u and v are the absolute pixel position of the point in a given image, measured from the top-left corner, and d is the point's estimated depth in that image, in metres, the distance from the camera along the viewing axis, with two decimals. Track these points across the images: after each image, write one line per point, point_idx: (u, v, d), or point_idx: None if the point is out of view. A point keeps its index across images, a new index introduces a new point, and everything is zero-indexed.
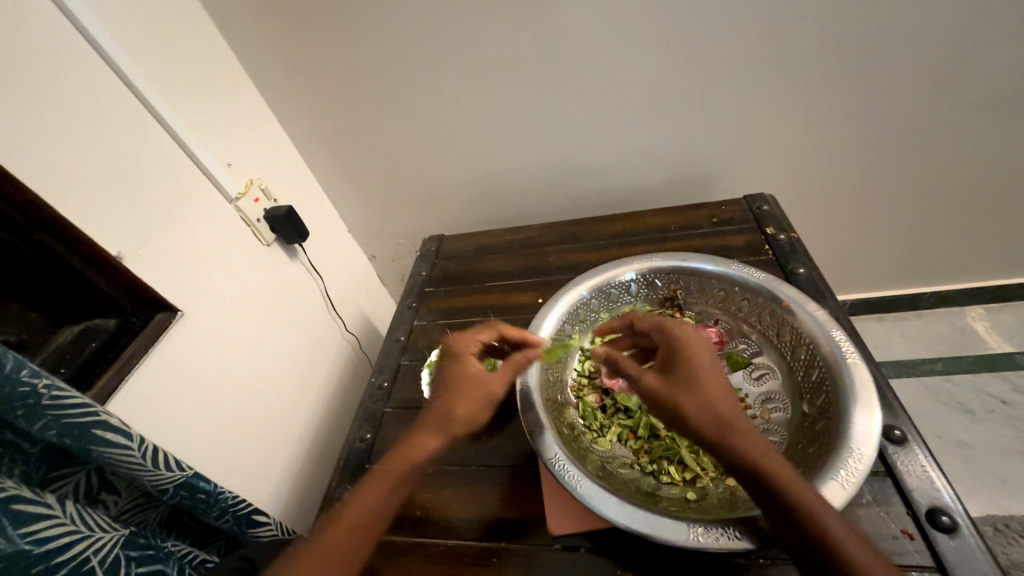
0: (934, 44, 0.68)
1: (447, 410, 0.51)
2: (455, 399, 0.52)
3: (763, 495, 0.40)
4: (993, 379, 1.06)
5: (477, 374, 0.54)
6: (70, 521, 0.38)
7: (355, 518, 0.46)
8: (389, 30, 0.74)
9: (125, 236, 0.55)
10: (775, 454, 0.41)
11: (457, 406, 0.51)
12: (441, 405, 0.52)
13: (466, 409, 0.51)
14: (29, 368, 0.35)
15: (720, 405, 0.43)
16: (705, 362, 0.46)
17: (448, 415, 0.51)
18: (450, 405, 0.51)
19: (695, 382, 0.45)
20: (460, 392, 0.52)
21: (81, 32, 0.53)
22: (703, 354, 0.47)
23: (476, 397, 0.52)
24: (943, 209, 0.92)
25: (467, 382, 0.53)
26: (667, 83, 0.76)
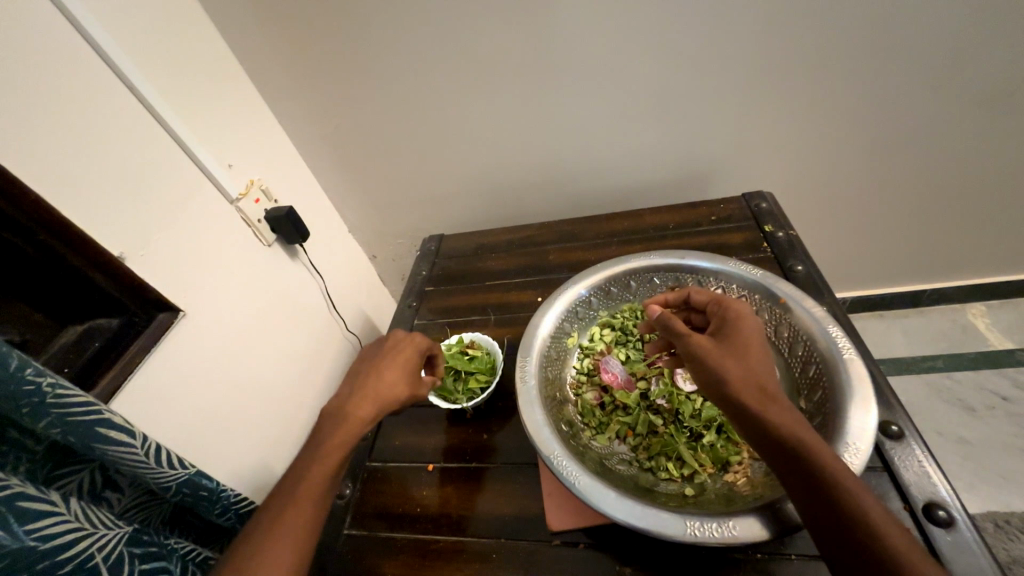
0: (932, 42, 0.69)
1: (388, 390, 0.53)
2: (391, 381, 0.53)
3: (802, 471, 0.39)
4: (994, 375, 1.06)
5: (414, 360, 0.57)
6: (74, 518, 0.39)
7: (314, 484, 0.46)
8: (388, 31, 0.75)
9: (127, 237, 0.56)
10: (817, 435, 0.40)
11: (397, 389, 0.53)
12: (381, 384, 0.53)
13: (403, 391, 0.54)
14: (33, 366, 0.36)
15: (765, 377, 0.43)
16: (759, 336, 0.47)
17: (389, 396, 0.52)
18: (389, 386, 0.53)
19: (745, 350, 0.45)
20: (397, 376, 0.54)
21: (82, 34, 0.54)
22: (756, 327, 0.47)
23: (405, 378, 0.55)
24: (942, 206, 0.92)
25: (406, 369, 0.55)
26: (665, 82, 0.76)
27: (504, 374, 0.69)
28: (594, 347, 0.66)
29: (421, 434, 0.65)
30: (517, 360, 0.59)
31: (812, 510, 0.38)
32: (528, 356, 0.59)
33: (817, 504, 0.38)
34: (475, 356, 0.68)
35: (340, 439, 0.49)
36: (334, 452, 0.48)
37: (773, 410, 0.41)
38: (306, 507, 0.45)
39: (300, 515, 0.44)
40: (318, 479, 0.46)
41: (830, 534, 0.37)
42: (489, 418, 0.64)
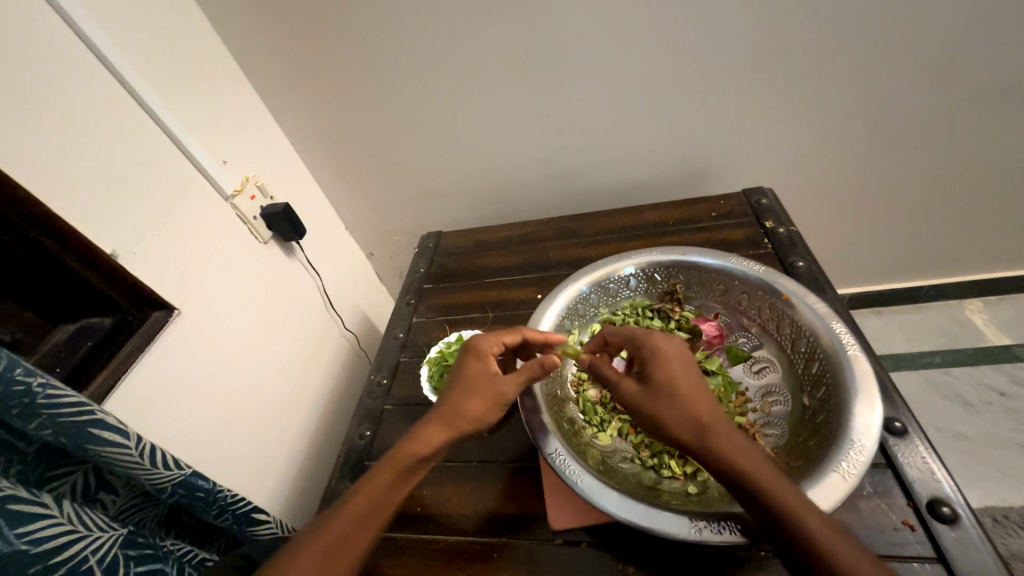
0: (934, 36, 0.68)
1: (458, 406, 0.51)
2: (465, 396, 0.51)
3: (750, 501, 0.39)
4: (992, 371, 1.06)
5: (489, 377, 0.52)
6: (67, 521, 0.38)
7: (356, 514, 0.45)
8: (385, 26, 0.74)
9: (120, 235, 0.55)
10: (757, 459, 0.40)
11: (468, 404, 0.51)
12: (454, 400, 0.51)
13: (479, 406, 0.51)
14: (22, 366, 0.35)
15: (696, 409, 0.43)
16: (686, 371, 0.46)
17: (459, 413, 0.50)
18: (460, 401, 0.51)
19: (665, 389, 0.45)
20: (471, 389, 0.52)
21: (72, 27, 0.52)
22: (680, 361, 0.46)
23: (484, 399, 0.51)
24: (942, 202, 0.91)
25: (480, 379, 0.52)
26: (666, 77, 0.75)
27: None
28: None
29: None
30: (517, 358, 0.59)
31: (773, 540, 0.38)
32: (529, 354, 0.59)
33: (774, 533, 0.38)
34: None
35: (381, 477, 0.47)
36: (366, 494, 0.46)
37: (709, 454, 0.41)
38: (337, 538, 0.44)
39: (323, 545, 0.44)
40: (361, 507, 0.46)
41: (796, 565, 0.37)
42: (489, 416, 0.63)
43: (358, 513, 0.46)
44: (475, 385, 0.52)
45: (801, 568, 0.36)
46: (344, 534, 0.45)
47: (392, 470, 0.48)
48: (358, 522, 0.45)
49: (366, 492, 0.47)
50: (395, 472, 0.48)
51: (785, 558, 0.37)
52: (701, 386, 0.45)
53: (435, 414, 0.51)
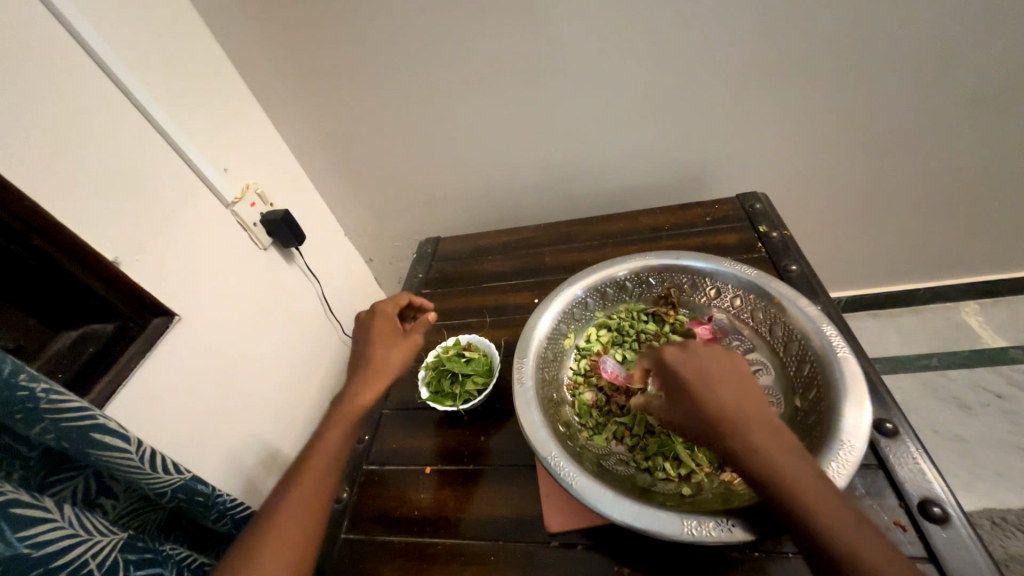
0: (922, 44, 0.69)
1: (387, 359, 0.57)
2: (387, 351, 0.58)
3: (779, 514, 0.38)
4: (989, 373, 1.07)
5: (394, 330, 0.61)
6: (67, 524, 0.39)
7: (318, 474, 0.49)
8: (383, 35, 0.75)
9: (121, 242, 0.56)
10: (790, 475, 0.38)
11: (395, 356, 0.58)
12: (379, 356, 0.57)
13: (401, 357, 0.58)
14: (27, 372, 0.36)
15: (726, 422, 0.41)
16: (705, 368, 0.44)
17: (389, 364, 0.57)
18: (386, 355, 0.58)
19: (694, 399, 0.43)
20: (390, 344, 0.59)
21: (76, 39, 0.54)
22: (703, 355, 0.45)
23: (404, 348, 0.59)
24: (935, 205, 0.92)
25: (394, 334, 0.60)
26: (660, 84, 0.76)
27: (502, 375, 0.69)
28: (590, 348, 0.66)
29: (418, 436, 0.65)
30: (514, 361, 0.60)
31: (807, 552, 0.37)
32: (525, 357, 0.59)
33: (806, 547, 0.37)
34: (472, 358, 0.67)
35: (334, 429, 0.52)
36: (327, 444, 0.51)
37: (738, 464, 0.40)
38: (302, 502, 0.47)
39: (292, 513, 0.46)
40: (317, 470, 0.49)
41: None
42: (486, 420, 0.64)
43: (324, 461, 0.50)
44: (391, 340, 0.59)
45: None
46: (315, 481, 0.48)
47: (342, 425, 0.52)
48: (325, 469, 0.50)
49: (325, 444, 0.51)
50: (348, 419, 0.53)
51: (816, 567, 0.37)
52: (730, 390, 0.42)
53: (367, 372, 0.56)
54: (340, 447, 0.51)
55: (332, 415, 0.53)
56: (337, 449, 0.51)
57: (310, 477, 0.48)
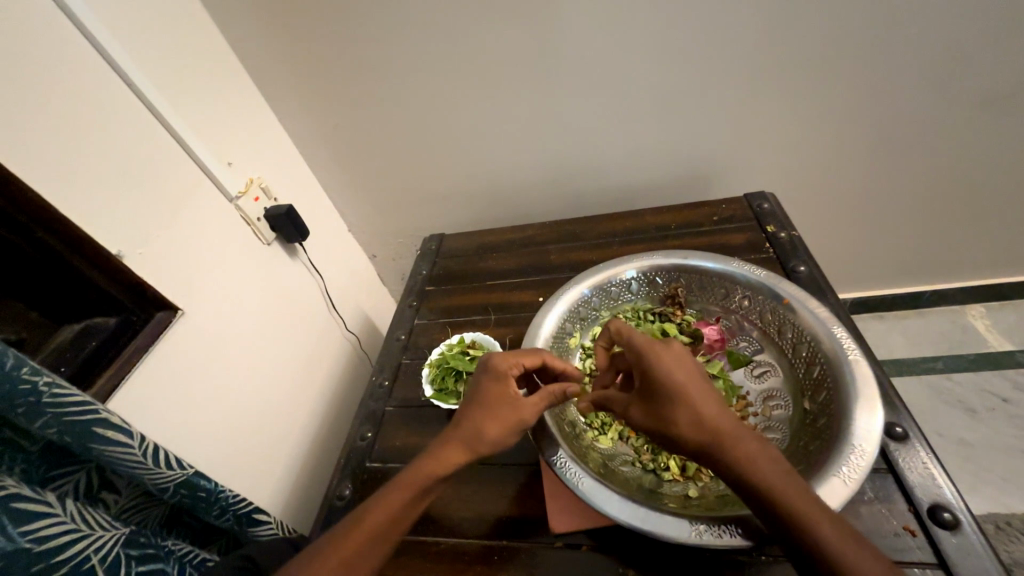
0: (935, 44, 0.68)
1: (477, 430, 0.48)
2: (483, 421, 0.48)
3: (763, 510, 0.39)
4: (995, 377, 1.06)
5: (511, 396, 0.49)
6: (69, 520, 0.38)
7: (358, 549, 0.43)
8: (390, 32, 0.75)
9: (125, 235, 0.55)
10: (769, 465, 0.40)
11: (487, 431, 0.48)
12: (475, 423, 0.48)
13: (494, 436, 0.48)
14: (29, 365, 0.35)
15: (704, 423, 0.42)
16: (682, 374, 0.45)
17: (478, 436, 0.48)
18: (479, 425, 0.48)
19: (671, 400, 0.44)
20: (489, 415, 0.48)
21: (82, 31, 0.53)
22: (675, 361, 0.45)
23: (505, 422, 0.48)
24: (944, 207, 0.92)
25: (507, 402, 0.49)
26: (669, 81, 0.76)
27: None
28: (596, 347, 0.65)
29: (421, 435, 0.65)
30: None
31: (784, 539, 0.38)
32: None
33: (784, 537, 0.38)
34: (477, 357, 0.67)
35: (400, 494, 0.46)
36: (390, 507, 0.45)
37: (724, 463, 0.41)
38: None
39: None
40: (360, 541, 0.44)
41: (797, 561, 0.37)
42: None
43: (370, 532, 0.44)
44: (498, 408, 0.49)
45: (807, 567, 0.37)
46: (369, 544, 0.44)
47: (405, 495, 0.46)
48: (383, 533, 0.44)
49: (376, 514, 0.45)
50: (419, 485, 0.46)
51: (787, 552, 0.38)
52: (703, 395, 0.43)
53: (454, 439, 0.48)
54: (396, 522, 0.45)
55: (405, 476, 0.47)
56: (399, 516, 0.45)
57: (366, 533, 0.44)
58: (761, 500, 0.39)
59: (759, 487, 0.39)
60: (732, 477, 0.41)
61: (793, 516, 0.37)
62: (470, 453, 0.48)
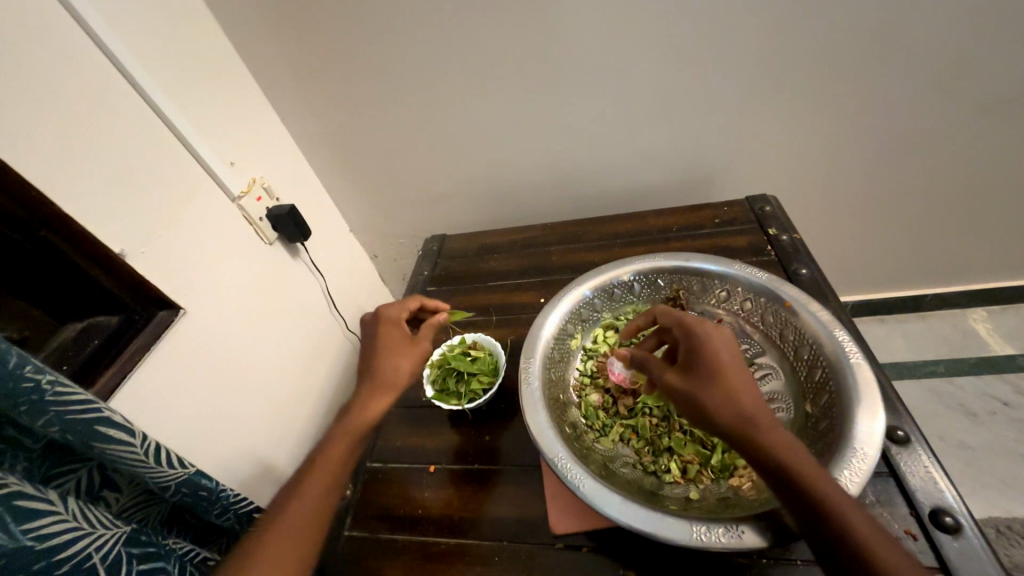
0: (939, 48, 0.69)
1: (389, 370, 0.56)
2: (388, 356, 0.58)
3: (794, 497, 0.39)
4: (996, 381, 1.06)
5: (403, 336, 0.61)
6: (71, 518, 0.38)
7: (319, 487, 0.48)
8: (393, 33, 0.75)
9: (128, 235, 0.55)
10: (803, 454, 0.40)
11: (400, 365, 0.57)
12: (384, 366, 0.57)
13: (405, 364, 0.57)
14: (32, 363, 0.35)
15: (746, 404, 0.42)
16: (730, 359, 0.45)
17: (393, 374, 0.56)
18: (390, 365, 0.57)
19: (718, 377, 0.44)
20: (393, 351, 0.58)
21: (87, 32, 0.54)
22: (725, 347, 0.46)
23: (413, 355, 0.59)
24: (947, 210, 0.91)
25: (404, 342, 0.60)
26: (672, 84, 0.76)
27: (507, 375, 0.68)
28: (597, 349, 0.65)
29: (422, 435, 0.65)
30: (521, 362, 0.59)
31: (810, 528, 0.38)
32: (532, 358, 0.59)
33: (810, 527, 0.38)
34: (478, 357, 0.67)
35: (340, 439, 0.51)
36: (335, 450, 0.50)
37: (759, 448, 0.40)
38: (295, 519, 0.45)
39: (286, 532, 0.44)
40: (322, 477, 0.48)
41: (820, 551, 0.37)
42: (490, 420, 0.63)
43: (328, 471, 0.49)
44: (400, 348, 0.59)
45: (832, 556, 0.37)
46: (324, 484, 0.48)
47: (346, 436, 0.51)
48: (333, 473, 0.49)
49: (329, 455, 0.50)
50: (357, 427, 0.52)
51: (812, 541, 0.38)
52: (746, 378, 0.44)
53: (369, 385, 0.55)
54: (347, 457, 0.51)
55: (341, 423, 0.52)
56: (345, 456, 0.50)
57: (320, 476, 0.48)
58: (793, 487, 0.39)
59: (793, 474, 0.39)
60: (764, 463, 0.40)
61: (823, 501, 0.38)
62: (393, 387, 0.56)
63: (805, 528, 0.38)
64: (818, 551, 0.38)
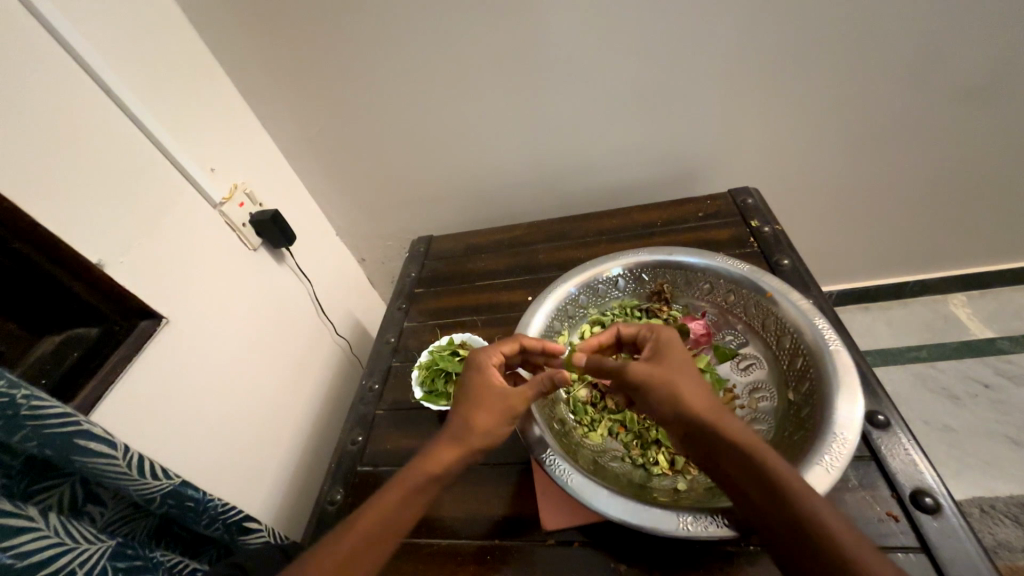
0: (910, 39, 0.70)
1: (462, 424, 0.47)
2: (473, 412, 0.48)
3: (761, 482, 0.39)
4: (977, 364, 1.08)
5: (495, 384, 0.50)
6: (53, 533, 0.38)
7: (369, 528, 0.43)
8: (374, 34, 0.74)
9: (106, 244, 0.54)
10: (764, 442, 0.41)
11: (473, 421, 0.47)
12: (459, 419, 0.48)
13: (484, 421, 0.47)
14: (6, 378, 0.34)
15: (709, 393, 0.44)
16: (685, 358, 0.47)
17: (464, 431, 0.47)
18: (463, 418, 0.48)
19: (680, 369, 0.46)
20: (481, 404, 0.48)
21: (60, 42, 0.53)
22: (685, 352, 0.48)
23: (494, 410, 0.48)
24: (924, 198, 0.93)
25: (490, 391, 0.49)
26: (651, 80, 0.76)
27: None
28: None
29: (413, 437, 0.65)
30: None
31: (778, 515, 0.38)
32: None
33: (778, 514, 0.38)
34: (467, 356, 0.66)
35: (402, 485, 0.45)
36: (385, 502, 0.44)
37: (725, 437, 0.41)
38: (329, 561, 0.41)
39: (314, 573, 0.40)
40: (372, 519, 0.43)
41: (787, 537, 0.37)
42: None
43: (379, 516, 0.43)
44: (480, 398, 0.49)
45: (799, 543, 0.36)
46: (366, 539, 0.42)
47: (409, 483, 0.45)
48: (381, 524, 0.43)
49: (387, 498, 0.44)
50: (407, 491, 0.44)
51: (779, 527, 0.37)
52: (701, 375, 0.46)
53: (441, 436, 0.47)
54: (404, 506, 0.44)
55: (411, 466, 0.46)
56: (400, 507, 0.44)
57: (364, 525, 0.43)
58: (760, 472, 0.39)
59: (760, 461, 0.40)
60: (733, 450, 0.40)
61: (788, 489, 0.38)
62: (466, 447, 0.46)
63: (770, 515, 0.38)
64: (785, 537, 0.37)
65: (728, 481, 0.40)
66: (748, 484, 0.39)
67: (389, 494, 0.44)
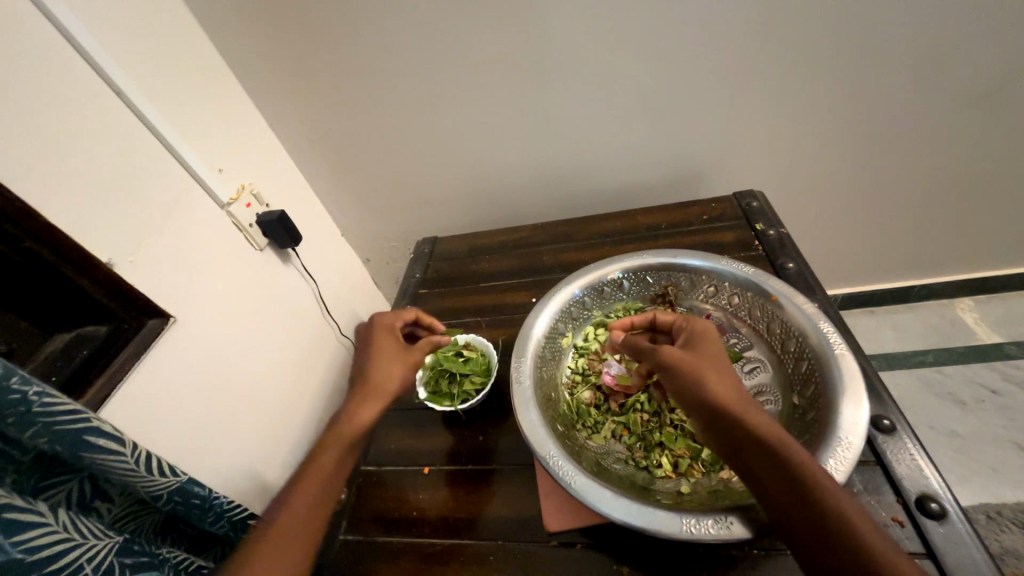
0: (917, 43, 0.70)
1: (375, 378, 0.57)
2: (382, 367, 0.58)
3: (778, 469, 0.40)
4: (984, 369, 1.07)
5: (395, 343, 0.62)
6: (62, 529, 0.38)
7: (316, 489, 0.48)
8: (380, 37, 0.75)
9: (115, 243, 0.55)
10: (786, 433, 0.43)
11: (387, 376, 0.57)
12: (377, 375, 0.57)
13: (397, 370, 0.58)
14: (18, 375, 0.35)
15: (737, 384, 0.46)
16: (720, 350, 0.49)
17: (380, 384, 0.56)
18: (375, 374, 0.57)
19: (714, 358, 0.48)
20: (392, 359, 0.59)
21: (72, 43, 0.54)
22: (720, 343, 0.50)
23: (402, 362, 0.59)
24: (931, 201, 0.93)
25: (394, 349, 0.61)
26: (656, 83, 0.76)
27: (500, 375, 0.69)
28: (588, 347, 0.66)
29: (416, 437, 0.65)
30: (511, 362, 0.60)
31: (792, 500, 0.38)
32: (522, 357, 0.59)
33: (792, 499, 0.39)
34: (470, 358, 0.67)
35: (331, 446, 0.51)
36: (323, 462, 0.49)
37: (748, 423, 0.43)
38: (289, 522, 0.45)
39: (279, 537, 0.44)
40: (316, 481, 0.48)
41: (798, 521, 0.38)
42: (483, 419, 0.64)
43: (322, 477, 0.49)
44: (388, 354, 0.60)
45: (811, 528, 0.37)
46: (314, 496, 0.47)
47: (339, 444, 0.51)
48: (325, 481, 0.49)
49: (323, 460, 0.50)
50: (341, 449, 0.51)
51: (792, 513, 0.38)
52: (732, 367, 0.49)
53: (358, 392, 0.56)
54: (338, 463, 0.50)
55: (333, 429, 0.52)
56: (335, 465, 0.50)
57: (309, 488, 0.48)
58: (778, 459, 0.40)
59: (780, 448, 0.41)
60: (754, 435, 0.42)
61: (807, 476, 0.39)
62: (388, 395, 0.56)
63: (784, 501, 0.39)
64: (796, 522, 0.38)
65: (745, 465, 0.42)
66: (764, 468, 0.41)
67: (322, 457, 0.50)
